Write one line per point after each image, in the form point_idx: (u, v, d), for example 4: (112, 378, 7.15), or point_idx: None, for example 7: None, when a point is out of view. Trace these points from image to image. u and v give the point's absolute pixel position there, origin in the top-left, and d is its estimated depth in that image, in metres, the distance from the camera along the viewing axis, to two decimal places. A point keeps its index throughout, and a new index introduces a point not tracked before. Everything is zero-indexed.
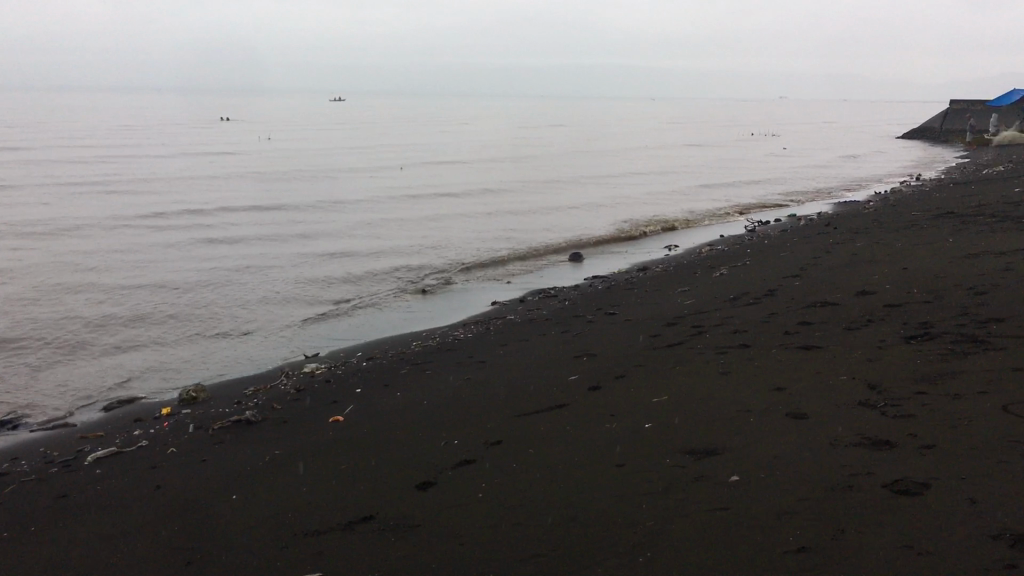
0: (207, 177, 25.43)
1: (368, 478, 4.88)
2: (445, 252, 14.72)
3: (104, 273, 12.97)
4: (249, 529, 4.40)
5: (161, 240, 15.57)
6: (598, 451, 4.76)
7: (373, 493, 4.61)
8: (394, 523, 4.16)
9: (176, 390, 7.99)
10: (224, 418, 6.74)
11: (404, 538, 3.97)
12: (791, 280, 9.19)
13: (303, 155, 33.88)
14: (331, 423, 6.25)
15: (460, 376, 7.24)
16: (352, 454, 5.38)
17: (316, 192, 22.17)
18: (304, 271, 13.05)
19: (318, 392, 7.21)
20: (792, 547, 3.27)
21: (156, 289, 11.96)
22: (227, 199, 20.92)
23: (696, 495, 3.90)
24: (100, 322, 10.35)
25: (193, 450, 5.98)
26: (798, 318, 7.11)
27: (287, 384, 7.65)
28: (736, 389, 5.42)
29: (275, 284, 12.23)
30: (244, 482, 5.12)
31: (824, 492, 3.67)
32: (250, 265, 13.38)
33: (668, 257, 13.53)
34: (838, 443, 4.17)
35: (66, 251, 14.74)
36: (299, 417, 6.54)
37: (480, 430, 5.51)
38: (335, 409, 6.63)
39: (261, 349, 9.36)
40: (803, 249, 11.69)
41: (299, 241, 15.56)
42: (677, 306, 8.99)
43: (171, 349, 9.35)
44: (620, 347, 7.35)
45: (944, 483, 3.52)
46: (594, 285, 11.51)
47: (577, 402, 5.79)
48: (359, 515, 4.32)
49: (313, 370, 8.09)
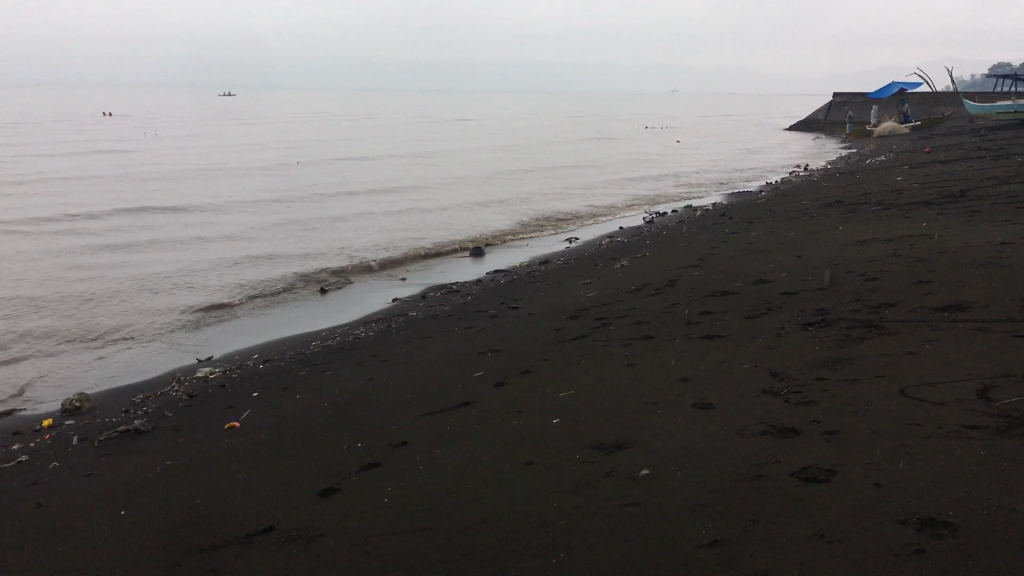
0: (343, 155, 25.93)
1: (348, 450, 4.47)
2: (565, 224, 14.24)
3: (232, 237, 13.20)
4: (214, 503, 4.04)
5: (237, 215, 15.39)
6: (665, 411, 4.18)
7: (343, 469, 4.20)
8: (356, 503, 3.74)
9: (217, 348, 7.72)
10: (245, 379, 6.45)
11: (357, 522, 3.52)
12: (930, 236, 8.21)
13: (388, 140, 33.89)
14: (340, 386, 5.88)
15: (549, 326, 6.76)
16: (346, 423, 4.98)
17: (400, 172, 21.85)
18: (373, 241, 12.68)
19: (348, 354, 6.85)
20: (765, 550, 2.66)
21: (276, 251, 12.04)
22: (310, 179, 20.80)
23: (765, 465, 3.30)
24: (218, 277, 10.45)
25: (203, 414, 5.69)
26: (932, 280, 6.25)
27: (324, 344, 7.32)
28: (843, 359, 4.72)
29: (345, 252, 11.89)
30: (233, 453, 4.77)
31: (925, 474, 3.01)
32: (325, 237, 13.10)
33: (800, 210, 12.54)
34: (953, 425, 3.48)
35: (201, 218, 15.13)
36: (317, 379, 6.21)
37: (548, 386, 5.01)
38: (355, 371, 6.26)
39: (315, 310, 9.04)
40: (952, 205, 10.55)
41: (380, 214, 15.22)
42: (798, 257, 8.18)
43: (226, 307, 9.09)
44: (724, 302, 6.66)
45: (960, 490, 2.84)
46: (714, 237, 10.74)
47: (660, 361, 5.20)
48: (323, 493, 3.92)
49: (357, 330, 7.75)
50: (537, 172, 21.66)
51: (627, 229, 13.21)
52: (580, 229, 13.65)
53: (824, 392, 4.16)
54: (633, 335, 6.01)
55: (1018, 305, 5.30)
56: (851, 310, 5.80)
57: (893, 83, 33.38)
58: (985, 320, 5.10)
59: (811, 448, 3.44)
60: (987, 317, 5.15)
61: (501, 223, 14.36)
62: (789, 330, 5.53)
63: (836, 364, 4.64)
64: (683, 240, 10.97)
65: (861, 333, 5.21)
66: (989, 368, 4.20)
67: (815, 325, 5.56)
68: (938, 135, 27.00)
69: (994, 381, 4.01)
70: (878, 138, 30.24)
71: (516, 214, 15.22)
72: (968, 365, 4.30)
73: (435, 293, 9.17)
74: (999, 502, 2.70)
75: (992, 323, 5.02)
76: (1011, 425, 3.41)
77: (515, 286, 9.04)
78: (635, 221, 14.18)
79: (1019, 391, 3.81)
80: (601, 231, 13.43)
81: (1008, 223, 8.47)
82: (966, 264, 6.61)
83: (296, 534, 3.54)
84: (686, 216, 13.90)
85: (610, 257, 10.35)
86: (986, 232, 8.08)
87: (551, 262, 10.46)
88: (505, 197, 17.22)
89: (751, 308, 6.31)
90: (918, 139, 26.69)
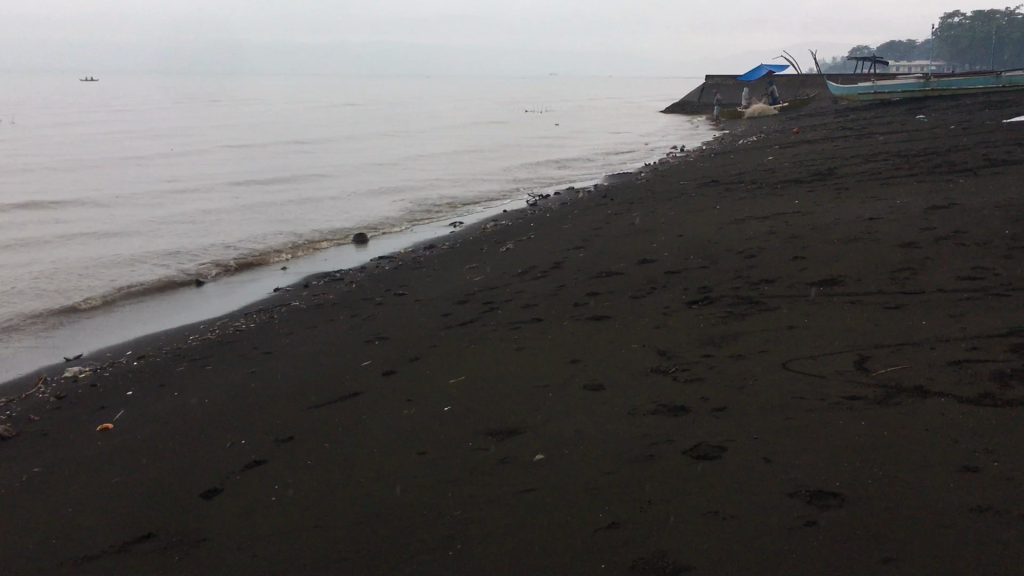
0: (217, 146, 25.13)
1: (229, 449, 4.28)
2: (449, 210, 14.17)
3: (102, 233, 12.59)
4: (84, 513, 3.80)
5: (98, 210, 14.64)
6: (556, 394, 4.17)
7: (225, 468, 4.02)
8: (239, 503, 3.57)
9: (85, 345, 7.32)
10: (115, 378, 6.11)
11: (241, 524, 3.36)
12: (803, 213, 8.50)
13: (259, 129, 32.93)
14: (219, 382, 5.64)
15: (436, 312, 6.67)
16: (227, 420, 4.78)
17: (275, 161, 21.29)
18: (247, 233, 12.29)
19: (227, 347, 6.59)
20: (658, 529, 2.66)
21: (150, 246, 11.55)
22: (179, 169, 20.02)
23: (657, 444, 3.32)
24: (85, 276, 9.92)
25: (71, 417, 5.37)
26: (808, 256, 6.45)
27: (200, 337, 7.02)
28: (727, 336, 4.81)
29: (218, 244, 11.48)
30: (104, 458, 4.50)
31: (811, 447, 3.07)
32: (197, 230, 12.63)
33: (679, 189, 12.82)
34: (835, 397, 3.58)
35: (67, 214, 14.38)
36: (193, 374, 5.94)
37: (438, 373, 4.93)
38: (235, 365, 6.02)
39: (190, 302, 8.69)
40: (821, 183, 10.98)
41: (253, 204, 14.76)
42: (679, 236, 8.33)
43: (93, 304, 8.63)
44: (609, 282, 6.72)
45: (842, 460, 2.92)
46: (596, 219, 10.85)
47: (550, 344, 5.18)
48: (204, 495, 3.73)
49: (235, 322, 7.48)
50: (419, 158, 21.50)
51: (511, 212, 13.22)
52: (465, 214, 13.60)
53: (711, 369, 4.23)
54: (521, 318, 5.99)
55: (888, 278, 5.53)
56: (732, 287, 5.93)
57: (762, 66, 34.67)
58: (859, 293, 5.29)
59: (701, 425, 3.48)
60: (861, 291, 5.34)
61: (384, 210, 14.18)
62: (674, 308, 5.62)
63: (721, 341, 4.72)
64: (567, 221, 11.05)
65: (743, 310, 5.32)
66: (865, 341, 4.35)
67: (699, 302, 5.65)
68: (804, 116, 28.12)
69: (871, 352, 4.15)
70: (749, 119, 31.28)
71: (399, 201, 15.05)
72: (845, 338, 4.44)
73: (317, 282, 8.94)
74: (882, 472, 2.78)
75: (864, 296, 5.21)
76: (888, 395, 3.53)
77: (400, 272, 8.91)
78: (518, 204, 14.22)
79: (894, 362, 3.96)
80: (485, 214, 13.41)
81: (875, 199, 8.86)
82: (838, 240, 6.86)
83: (177, 538, 3.37)
84: (569, 198, 14.02)
85: (495, 240, 10.33)
86: (850, 208, 8.43)
87: (436, 247, 10.36)
88: (387, 184, 17.01)
89: (636, 288, 6.38)
90: (786, 120, 27.72)
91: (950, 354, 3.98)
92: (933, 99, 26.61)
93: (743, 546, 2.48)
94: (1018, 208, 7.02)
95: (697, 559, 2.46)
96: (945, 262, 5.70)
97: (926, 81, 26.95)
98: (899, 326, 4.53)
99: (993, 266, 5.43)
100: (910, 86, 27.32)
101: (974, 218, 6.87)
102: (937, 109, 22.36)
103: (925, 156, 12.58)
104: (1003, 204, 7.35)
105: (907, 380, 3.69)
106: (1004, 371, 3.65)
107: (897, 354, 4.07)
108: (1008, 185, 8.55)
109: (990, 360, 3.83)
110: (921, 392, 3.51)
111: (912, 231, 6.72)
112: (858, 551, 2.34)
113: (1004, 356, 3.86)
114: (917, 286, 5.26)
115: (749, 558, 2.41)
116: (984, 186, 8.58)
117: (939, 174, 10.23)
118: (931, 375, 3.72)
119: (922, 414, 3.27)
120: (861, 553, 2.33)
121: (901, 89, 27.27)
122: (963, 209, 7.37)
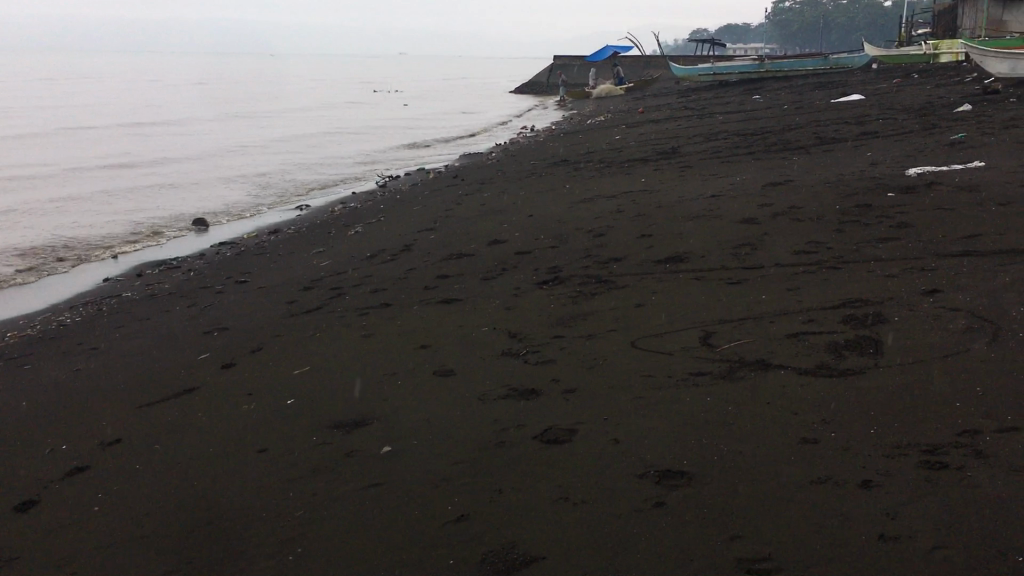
0: (46, 129, 23.58)
1: (50, 454, 3.95)
2: (296, 192, 13.75)
3: None
4: None
5: None
6: (405, 381, 4.04)
7: (45, 476, 3.70)
8: (57, 515, 3.28)
9: None
10: None
11: (54, 541, 3.07)
12: (650, 191, 8.66)
13: (91, 110, 31.07)
14: (40, 382, 5.21)
15: (281, 299, 6.41)
16: (50, 423, 4.42)
17: (109, 145, 20.12)
18: (78, 222, 11.52)
19: (52, 343, 6.13)
20: (505, 520, 2.59)
21: None
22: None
23: (507, 430, 3.25)
24: None
25: None
26: (655, 233, 6.55)
27: (21, 334, 6.50)
28: (578, 315, 4.80)
29: (45, 234, 10.72)
30: None
31: (659, 425, 3.07)
32: (19, 219, 11.75)
33: (530, 169, 12.86)
34: (681, 374, 3.60)
35: None
36: (11, 374, 5.48)
37: (281, 364, 4.71)
38: (58, 363, 5.57)
39: (12, 296, 8.06)
40: (666, 161, 11.24)
41: (84, 190, 13.88)
42: (529, 216, 8.33)
43: None
44: (460, 264, 6.63)
45: (690, 437, 2.92)
46: (448, 199, 10.74)
47: (399, 329, 5.04)
48: (21, 505, 3.43)
49: (62, 315, 6.97)
50: (265, 138, 20.81)
51: (360, 193, 12.94)
52: (313, 196, 13.23)
53: (561, 349, 4.20)
54: (370, 303, 5.82)
55: (731, 253, 5.66)
56: (582, 266, 5.94)
57: (608, 47, 35.38)
58: (703, 269, 5.40)
59: (551, 407, 3.43)
60: (705, 267, 5.45)
61: (228, 194, 13.63)
62: (525, 289, 5.58)
63: (571, 320, 4.71)
64: (418, 202, 10.89)
65: (593, 288, 5.34)
66: (710, 316, 4.42)
67: (550, 282, 5.64)
68: (648, 96, 28.85)
69: (715, 328, 4.22)
70: (596, 99, 31.85)
71: (243, 184, 14.50)
72: (691, 314, 4.50)
73: (153, 270, 8.46)
74: (728, 448, 2.79)
75: (708, 272, 5.32)
76: (732, 369, 3.58)
77: (242, 258, 8.54)
78: (368, 185, 13.94)
79: (736, 337, 4.04)
80: (334, 196, 13.07)
81: (717, 176, 9.12)
82: (683, 217, 7.00)
83: None
84: (420, 179, 13.85)
85: (344, 223, 10.07)
86: (694, 186, 8.64)
87: (282, 232, 10.00)
88: (231, 166, 16.37)
89: (487, 269, 6.31)
90: (631, 100, 28.38)
91: (789, 327, 4.09)
92: (768, 80, 27.82)
93: (592, 532, 2.43)
94: (848, 184, 7.35)
95: (545, 547, 2.40)
96: (783, 237, 5.89)
97: (761, 63, 28.12)
98: (742, 301, 4.64)
99: (827, 240, 5.65)
100: (746, 67, 28.44)
101: (808, 194, 7.15)
102: (772, 90, 23.37)
103: (762, 134, 13.08)
104: (835, 180, 7.69)
105: (750, 354, 3.75)
106: (839, 342, 3.77)
107: (740, 329, 4.15)
108: (838, 162, 8.97)
109: (826, 332, 3.95)
110: (763, 366, 3.58)
111: (752, 207, 6.92)
112: (705, 530, 2.33)
113: (839, 327, 3.99)
114: (757, 261, 5.41)
115: (599, 544, 2.37)
116: (816, 163, 8.97)
117: (775, 151, 10.65)
118: (772, 348, 3.80)
119: (764, 387, 3.32)
120: (708, 532, 2.32)
121: (738, 70, 28.35)
122: (798, 185, 7.66)
